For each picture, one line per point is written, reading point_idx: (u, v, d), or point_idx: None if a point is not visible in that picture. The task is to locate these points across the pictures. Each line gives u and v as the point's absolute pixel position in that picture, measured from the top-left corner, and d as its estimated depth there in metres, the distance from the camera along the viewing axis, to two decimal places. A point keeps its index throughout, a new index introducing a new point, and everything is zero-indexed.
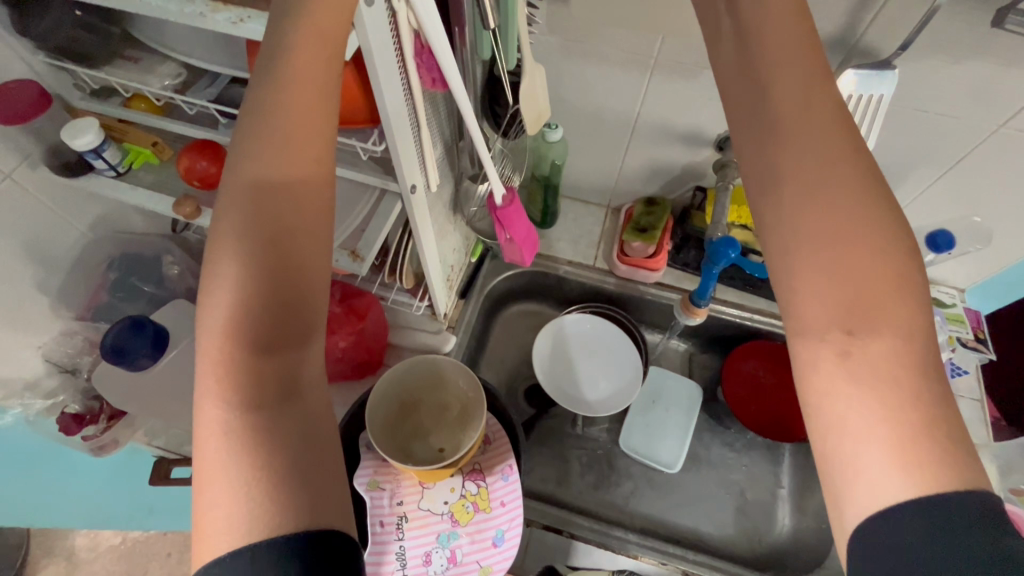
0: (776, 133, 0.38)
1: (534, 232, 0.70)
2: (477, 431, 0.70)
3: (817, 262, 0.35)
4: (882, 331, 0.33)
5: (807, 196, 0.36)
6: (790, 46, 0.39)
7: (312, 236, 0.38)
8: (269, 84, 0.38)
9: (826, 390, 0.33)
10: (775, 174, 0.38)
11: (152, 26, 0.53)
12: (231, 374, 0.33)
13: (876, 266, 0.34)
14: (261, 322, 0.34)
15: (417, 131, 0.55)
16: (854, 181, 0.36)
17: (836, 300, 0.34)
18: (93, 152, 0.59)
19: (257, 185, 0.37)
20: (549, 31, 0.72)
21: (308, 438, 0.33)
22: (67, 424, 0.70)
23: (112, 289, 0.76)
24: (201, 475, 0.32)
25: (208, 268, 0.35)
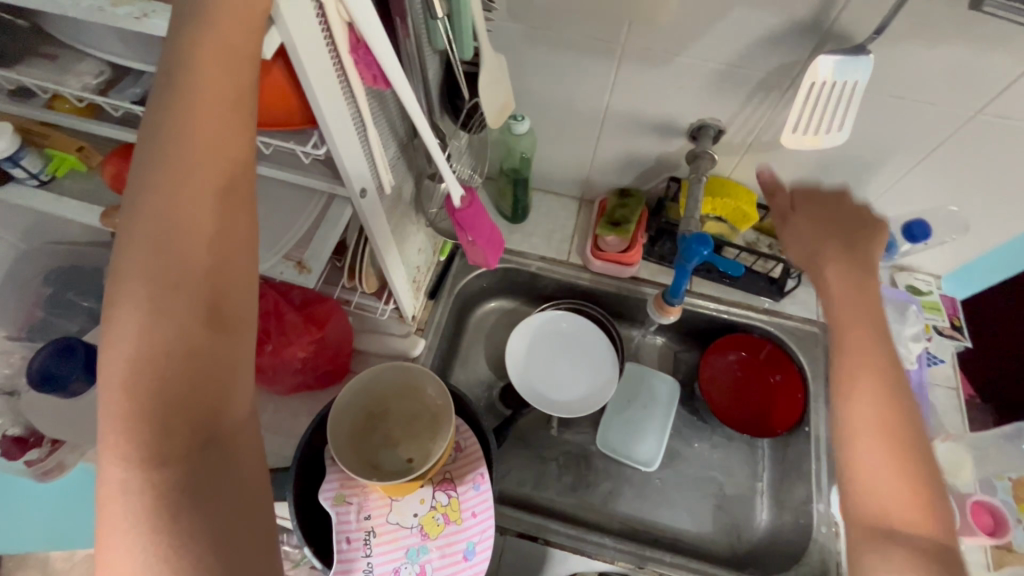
0: (838, 332, 0.53)
1: (498, 234, 0.66)
2: (446, 440, 0.68)
3: (864, 422, 0.47)
4: (916, 523, 0.42)
5: (869, 409, 0.47)
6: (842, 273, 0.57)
7: (231, 268, 0.34)
8: (175, 100, 0.34)
9: (868, 545, 0.42)
10: (845, 393, 0.49)
11: (60, 20, 0.48)
12: (137, 428, 0.29)
13: (912, 471, 0.44)
14: (173, 369, 0.30)
15: (363, 131, 0.51)
16: (899, 390, 0.48)
17: (875, 450, 0.45)
18: (9, 160, 0.54)
19: (163, 217, 0.32)
20: (510, 17, 0.67)
21: (222, 494, 0.30)
22: (8, 448, 0.65)
23: (49, 304, 0.71)
24: (102, 542, 0.28)
25: (111, 312, 0.31)
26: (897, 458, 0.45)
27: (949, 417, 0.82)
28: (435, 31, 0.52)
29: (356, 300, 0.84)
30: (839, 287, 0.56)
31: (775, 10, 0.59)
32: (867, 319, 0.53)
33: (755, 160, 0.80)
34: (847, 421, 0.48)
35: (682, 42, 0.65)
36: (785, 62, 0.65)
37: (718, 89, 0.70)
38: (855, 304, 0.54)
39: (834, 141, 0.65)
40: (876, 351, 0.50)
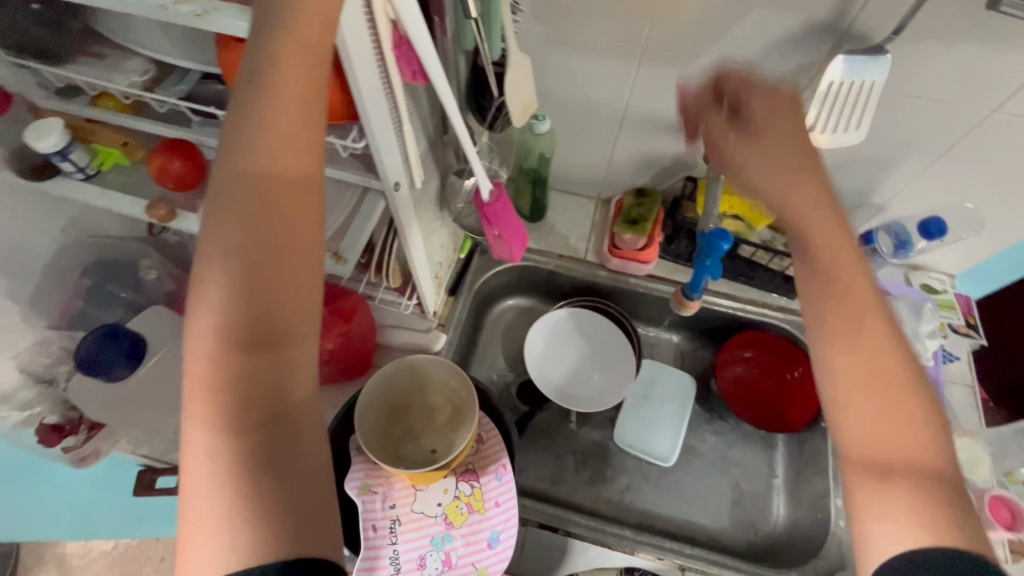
0: (825, 280, 0.45)
1: (523, 229, 0.68)
2: (470, 431, 0.69)
3: (856, 382, 0.41)
4: (909, 471, 0.37)
5: (852, 346, 0.42)
6: (826, 211, 0.47)
7: (301, 259, 0.35)
8: (250, 97, 0.36)
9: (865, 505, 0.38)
10: (822, 333, 0.44)
11: (113, 19, 0.50)
12: (220, 399, 0.31)
13: (906, 413, 0.39)
14: (248, 348, 0.32)
15: (400, 126, 0.53)
16: (883, 322, 0.42)
17: (871, 412, 0.40)
18: (59, 155, 0.56)
19: (240, 208, 0.34)
20: (534, 20, 0.70)
21: (292, 461, 0.32)
22: (45, 435, 0.67)
23: (88, 296, 0.75)
24: (186, 502, 0.30)
25: (196, 290, 0.34)
26: (886, 402, 0.40)
27: (964, 413, 0.83)
28: (467, 30, 0.53)
29: (380, 296, 0.86)
30: (828, 226, 0.47)
31: (794, 12, 0.61)
32: (856, 261, 0.45)
33: None
34: (834, 383, 0.42)
35: (701, 43, 0.67)
36: (803, 62, 0.66)
37: None
38: (843, 245, 0.46)
39: (850, 141, 0.66)
40: (865, 298, 0.44)
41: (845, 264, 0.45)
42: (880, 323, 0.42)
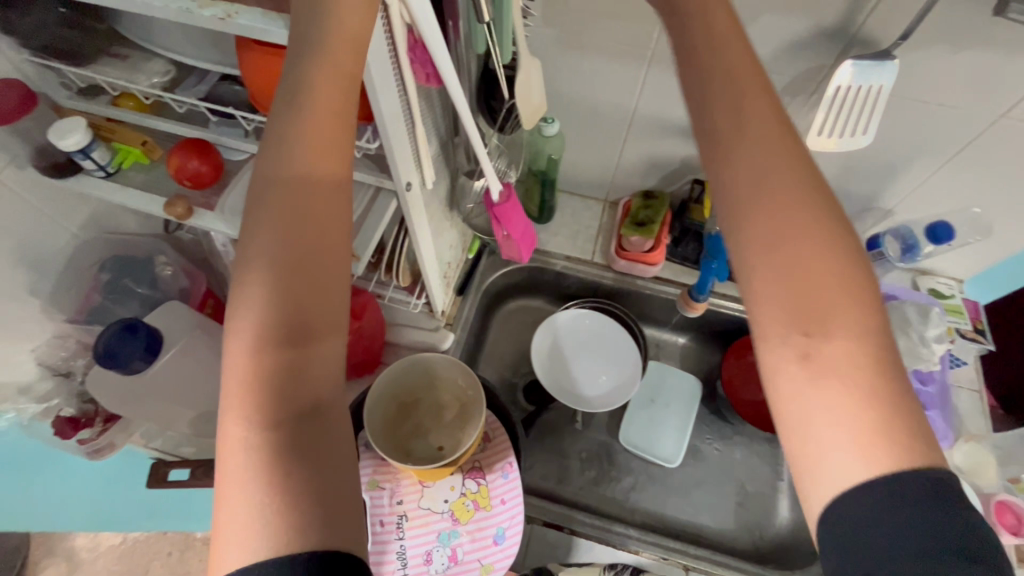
0: (737, 162, 0.39)
1: (532, 230, 0.69)
2: (476, 429, 0.70)
3: (781, 281, 0.36)
4: (835, 331, 0.34)
5: (763, 205, 0.37)
6: (735, 72, 0.40)
7: (333, 261, 0.37)
8: (289, 105, 0.37)
9: (793, 391, 0.34)
10: (731, 197, 0.39)
11: (136, 22, 0.51)
12: (257, 396, 0.32)
13: (823, 268, 0.36)
14: (283, 345, 0.33)
15: (412, 128, 0.54)
16: (791, 171, 0.38)
17: (796, 312, 0.35)
18: (82, 153, 0.58)
19: (279, 212, 0.36)
20: (544, 23, 0.71)
21: (324, 453, 0.32)
22: (62, 427, 0.69)
23: (105, 290, 0.75)
24: (221, 493, 0.31)
25: (235, 291, 0.35)
26: (800, 261, 0.36)
27: (971, 419, 0.83)
28: (479, 34, 0.54)
29: (389, 295, 0.86)
30: (734, 89, 0.40)
31: (802, 16, 0.62)
32: (769, 127, 0.39)
33: None
34: (753, 281, 0.37)
35: None
36: (811, 66, 0.67)
37: None
38: (754, 113, 0.39)
39: (856, 144, 0.67)
40: (784, 174, 0.38)
41: (756, 136, 0.39)
42: (798, 201, 0.37)
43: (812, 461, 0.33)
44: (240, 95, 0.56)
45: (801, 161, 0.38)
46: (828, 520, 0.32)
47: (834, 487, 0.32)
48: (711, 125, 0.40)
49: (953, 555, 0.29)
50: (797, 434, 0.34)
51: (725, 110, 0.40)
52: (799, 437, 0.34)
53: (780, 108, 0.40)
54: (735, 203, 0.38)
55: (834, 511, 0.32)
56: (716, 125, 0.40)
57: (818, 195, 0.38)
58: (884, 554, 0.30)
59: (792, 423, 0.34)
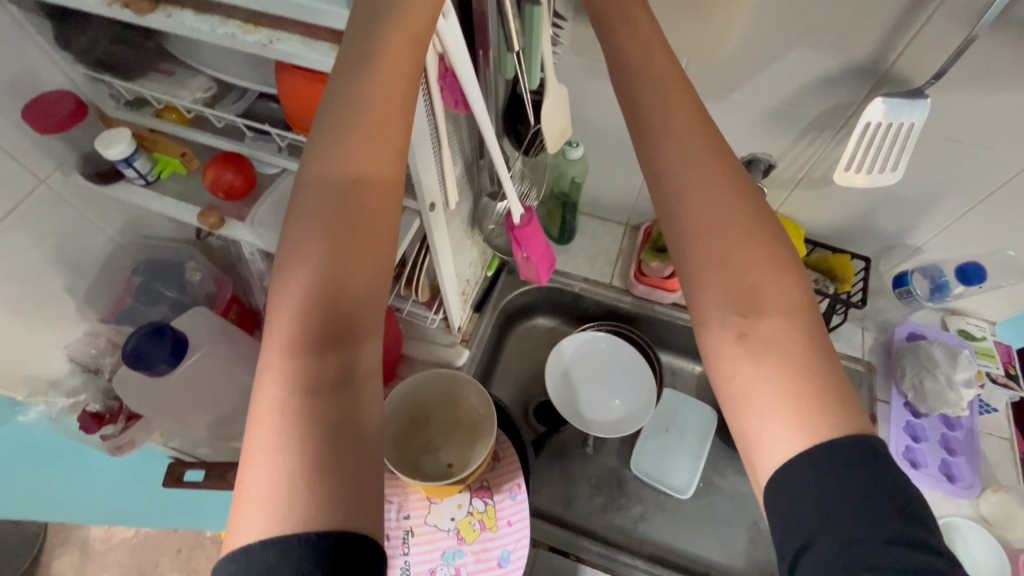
0: (671, 174, 0.46)
1: (551, 252, 0.69)
2: (487, 448, 0.70)
3: (715, 275, 0.43)
4: (769, 310, 0.41)
5: (697, 201, 0.44)
6: (668, 96, 0.47)
7: (380, 231, 0.37)
8: (352, 76, 0.38)
9: (732, 367, 0.41)
10: (673, 196, 0.45)
11: (184, 42, 0.54)
12: (298, 357, 0.33)
13: (749, 251, 0.43)
14: (329, 309, 0.34)
15: (439, 149, 0.55)
16: (720, 167, 0.45)
17: (730, 301, 0.42)
18: (125, 162, 0.61)
19: (334, 175, 0.37)
20: (574, 51, 0.72)
21: (353, 427, 0.33)
22: (86, 422, 0.72)
23: (138, 293, 0.79)
24: (248, 453, 0.32)
25: (288, 250, 0.36)
26: (733, 247, 0.43)
27: (1000, 467, 0.79)
28: (508, 61, 0.55)
29: (408, 309, 0.87)
30: (665, 98, 0.47)
31: (832, 53, 0.62)
32: (701, 139, 0.46)
33: (804, 196, 0.82)
34: (695, 278, 0.44)
35: (737, 79, 0.68)
36: (841, 101, 0.67)
37: (771, 123, 0.73)
38: (688, 129, 0.46)
39: (887, 181, 0.66)
40: (711, 181, 0.45)
41: (689, 148, 0.46)
42: (725, 205, 0.44)
43: (751, 437, 0.39)
44: (276, 113, 0.59)
45: (726, 169, 0.45)
46: (771, 489, 0.38)
47: (771, 448, 0.38)
48: (651, 143, 0.47)
49: (883, 511, 0.34)
50: (738, 402, 0.40)
51: (662, 131, 0.47)
52: (739, 406, 0.40)
53: (703, 112, 0.47)
54: (674, 210, 0.45)
55: (775, 474, 0.38)
56: (655, 141, 0.47)
57: (742, 199, 0.44)
58: (827, 511, 0.35)
59: (733, 393, 0.41)
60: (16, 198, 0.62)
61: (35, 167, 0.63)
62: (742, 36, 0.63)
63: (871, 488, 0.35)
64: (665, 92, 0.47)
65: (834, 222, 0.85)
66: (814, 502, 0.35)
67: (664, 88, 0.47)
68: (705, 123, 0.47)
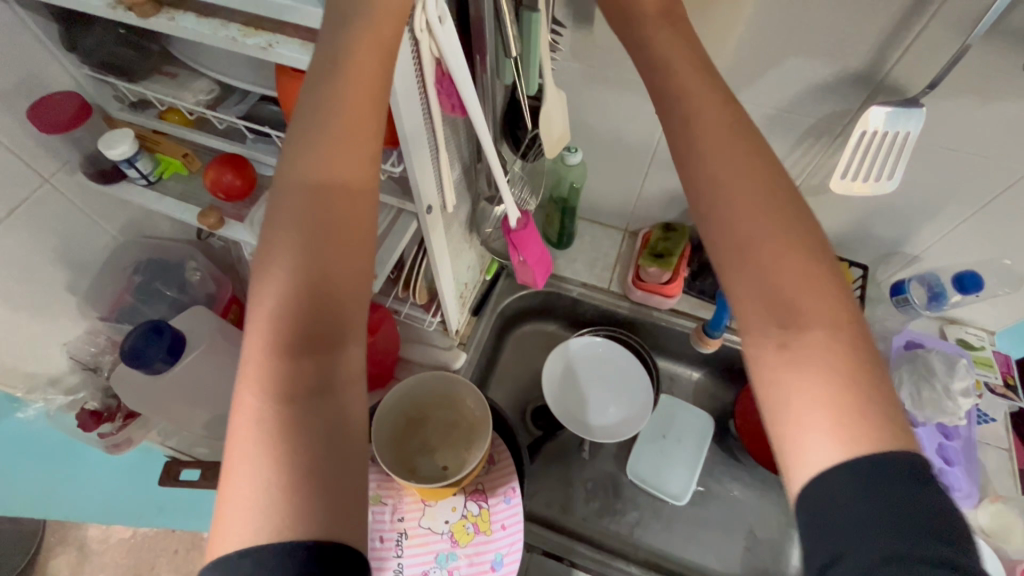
0: (712, 180, 0.44)
1: (548, 256, 0.70)
2: (482, 451, 0.70)
3: (753, 285, 0.41)
4: (813, 323, 0.39)
5: (739, 207, 0.42)
6: (703, 106, 0.45)
7: (355, 240, 0.38)
8: (323, 86, 0.38)
9: (774, 378, 0.39)
10: (713, 200, 0.43)
11: (186, 44, 0.55)
12: (273, 369, 0.33)
13: (794, 261, 0.40)
14: (303, 318, 0.34)
15: (435, 153, 0.56)
16: (761, 173, 0.43)
17: (771, 315, 0.40)
18: (127, 162, 0.61)
19: (311, 186, 0.37)
20: (572, 57, 0.72)
21: (331, 433, 0.33)
22: (85, 420, 0.73)
23: (137, 292, 0.79)
24: (229, 462, 0.32)
25: (262, 260, 0.36)
26: (779, 256, 0.40)
27: (998, 477, 0.79)
28: (506, 67, 0.55)
29: (405, 311, 0.88)
30: (697, 103, 0.45)
31: (829, 62, 0.62)
32: (740, 145, 0.44)
33: None
34: (735, 287, 0.42)
35: (734, 87, 0.69)
36: (837, 110, 0.67)
37: (768, 131, 0.73)
38: (729, 138, 0.44)
39: (882, 189, 0.66)
40: (754, 187, 0.42)
41: (725, 153, 0.44)
42: (764, 210, 0.42)
43: (790, 447, 0.37)
44: (276, 115, 0.59)
45: (776, 184, 0.43)
46: (806, 500, 0.35)
47: (811, 460, 0.36)
48: (686, 151, 0.45)
49: (926, 530, 0.32)
50: (780, 415, 0.38)
51: (699, 134, 0.45)
52: (781, 418, 0.38)
53: (741, 116, 0.45)
54: (713, 216, 0.43)
55: (810, 483, 0.35)
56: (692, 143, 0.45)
57: (793, 216, 0.42)
58: (861, 521, 0.33)
59: (775, 405, 0.38)
60: (21, 196, 0.62)
61: (39, 166, 0.64)
62: (739, 42, 0.63)
63: (913, 507, 0.32)
64: (700, 97, 0.45)
65: (831, 229, 0.85)
66: (847, 515, 0.33)
67: (698, 94, 0.46)
68: (745, 128, 0.45)
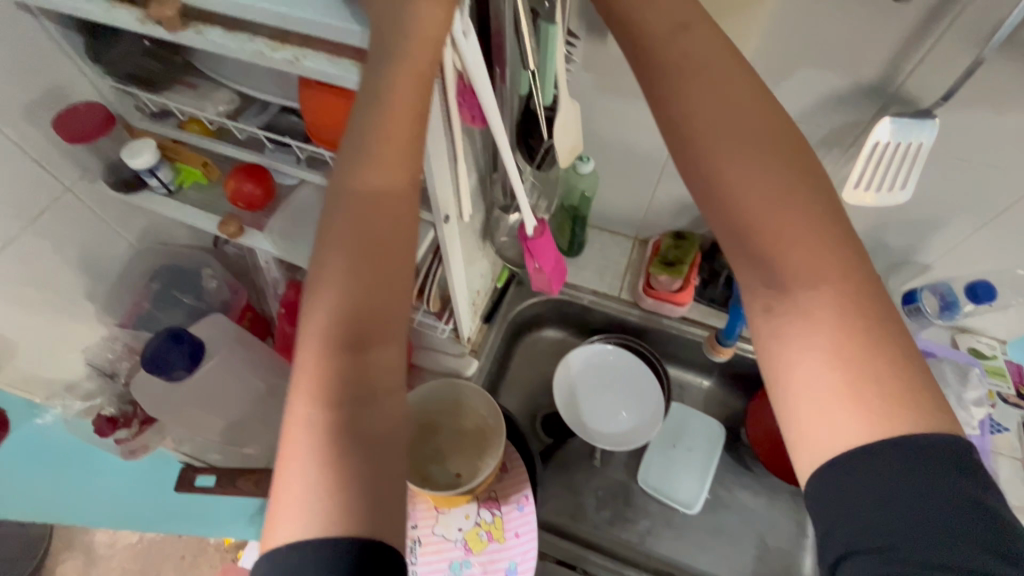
0: (706, 131, 0.41)
1: (563, 264, 0.70)
2: (494, 459, 0.71)
3: (751, 244, 0.40)
4: (815, 285, 0.37)
5: (738, 159, 0.40)
6: (691, 43, 0.42)
7: (400, 252, 0.38)
8: (374, 91, 0.37)
9: (785, 351, 0.38)
10: (708, 154, 0.41)
11: (209, 56, 0.56)
12: (324, 377, 0.33)
13: (794, 216, 0.39)
14: (355, 329, 0.35)
15: (455, 164, 0.56)
16: (758, 121, 0.40)
17: (754, 268, 0.40)
18: (149, 171, 0.62)
19: (362, 198, 0.37)
20: (586, 68, 0.73)
21: (376, 441, 0.33)
22: (101, 425, 0.72)
23: (155, 299, 0.80)
24: (280, 462, 0.33)
25: (317, 270, 0.37)
26: (778, 211, 0.39)
27: (1012, 487, 0.79)
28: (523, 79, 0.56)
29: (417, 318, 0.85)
30: (687, 45, 0.42)
31: (841, 73, 0.63)
32: (735, 89, 0.41)
33: None
34: (733, 244, 0.41)
35: None
36: (850, 120, 0.68)
37: None
38: (725, 82, 0.41)
39: (896, 200, 0.66)
40: (751, 137, 0.40)
41: (718, 100, 0.41)
42: (761, 163, 0.40)
43: (802, 428, 0.36)
44: (297, 126, 0.60)
45: (765, 124, 0.40)
46: (817, 486, 0.35)
47: (821, 437, 0.36)
48: (677, 96, 0.42)
49: (943, 521, 0.32)
50: (786, 390, 0.37)
51: (690, 80, 0.42)
52: (789, 397, 0.37)
53: (735, 58, 0.42)
54: (708, 169, 0.41)
55: (820, 467, 0.35)
56: (682, 88, 0.42)
57: (780, 158, 0.40)
58: (877, 514, 0.33)
59: (780, 379, 0.38)
60: (42, 205, 0.63)
61: (61, 175, 0.64)
62: (753, 54, 0.64)
63: (928, 500, 0.32)
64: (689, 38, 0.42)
65: None
66: (863, 512, 0.33)
67: (688, 34, 0.42)
68: (741, 70, 0.42)
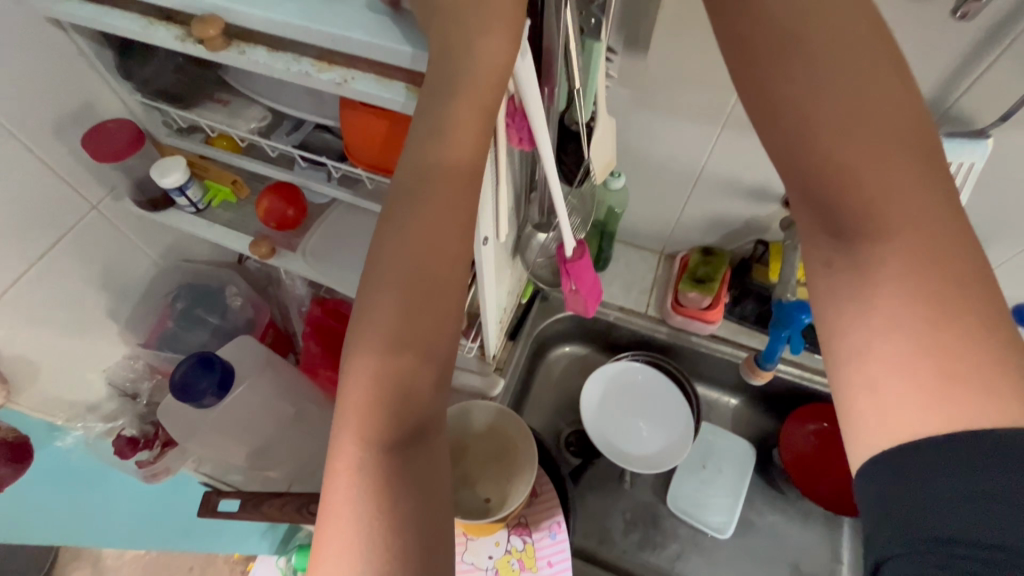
0: (790, 44, 0.34)
1: (600, 285, 0.69)
2: (526, 486, 0.68)
3: (820, 181, 0.34)
4: (894, 234, 0.31)
5: (826, 77, 0.33)
6: None
7: (449, 282, 0.36)
8: (438, 115, 0.36)
9: (856, 313, 0.32)
10: (787, 75, 0.35)
11: (243, 72, 0.54)
12: (373, 415, 0.31)
13: (884, 151, 0.32)
14: (405, 364, 0.33)
15: (497, 186, 0.54)
16: (858, 34, 0.34)
17: (823, 218, 0.34)
18: (178, 190, 0.61)
19: (418, 223, 0.36)
20: (622, 83, 0.71)
21: (425, 483, 0.31)
22: (121, 447, 0.70)
23: (179, 318, 0.79)
24: (325, 503, 0.31)
25: (366, 301, 0.35)
26: (868, 144, 0.32)
27: None
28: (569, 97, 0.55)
29: None
30: None
31: None
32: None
33: None
34: (798, 182, 0.35)
35: None
36: None
37: None
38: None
39: None
40: (848, 52, 0.33)
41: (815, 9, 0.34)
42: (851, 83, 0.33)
43: (867, 419, 0.30)
44: (331, 144, 0.58)
45: (870, 42, 0.34)
46: (867, 485, 0.29)
47: (884, 430, 0.30)
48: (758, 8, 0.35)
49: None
50: (852, 364, 0.32)
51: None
52: (849, 385, 0.31)
53: None
54: (785, 91, 0.35)
55: (875, 460, 0.29)
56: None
57: (882, 80, 0.33)
58: (928, 498, 0.27)
59: (845, 350, 0.32)
60: (68, 224, 0.62)
61: (87, 193, 0.63)
62: None
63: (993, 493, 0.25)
64: None
65: None
66: (903, 501, 0.27)
67: None
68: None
